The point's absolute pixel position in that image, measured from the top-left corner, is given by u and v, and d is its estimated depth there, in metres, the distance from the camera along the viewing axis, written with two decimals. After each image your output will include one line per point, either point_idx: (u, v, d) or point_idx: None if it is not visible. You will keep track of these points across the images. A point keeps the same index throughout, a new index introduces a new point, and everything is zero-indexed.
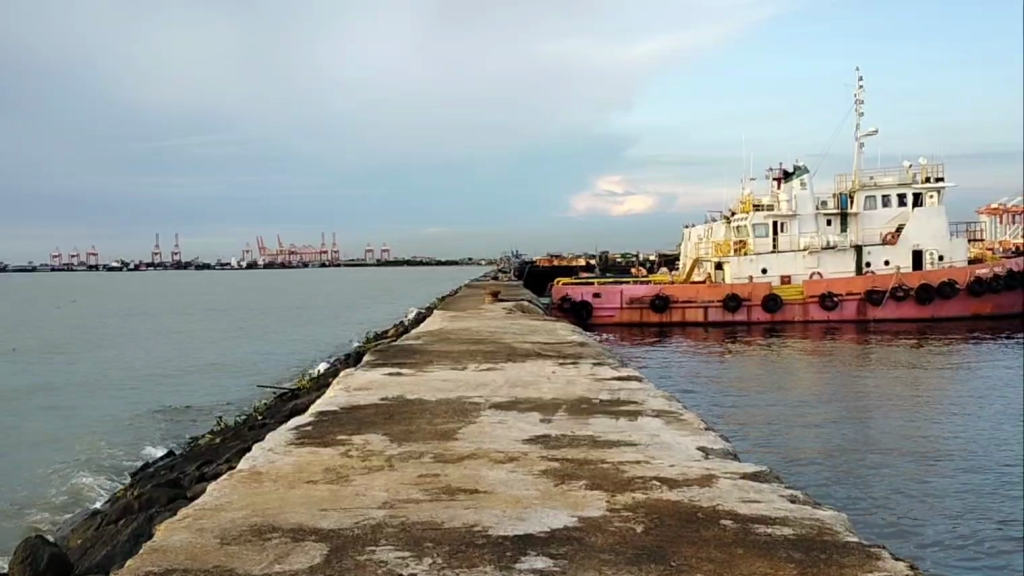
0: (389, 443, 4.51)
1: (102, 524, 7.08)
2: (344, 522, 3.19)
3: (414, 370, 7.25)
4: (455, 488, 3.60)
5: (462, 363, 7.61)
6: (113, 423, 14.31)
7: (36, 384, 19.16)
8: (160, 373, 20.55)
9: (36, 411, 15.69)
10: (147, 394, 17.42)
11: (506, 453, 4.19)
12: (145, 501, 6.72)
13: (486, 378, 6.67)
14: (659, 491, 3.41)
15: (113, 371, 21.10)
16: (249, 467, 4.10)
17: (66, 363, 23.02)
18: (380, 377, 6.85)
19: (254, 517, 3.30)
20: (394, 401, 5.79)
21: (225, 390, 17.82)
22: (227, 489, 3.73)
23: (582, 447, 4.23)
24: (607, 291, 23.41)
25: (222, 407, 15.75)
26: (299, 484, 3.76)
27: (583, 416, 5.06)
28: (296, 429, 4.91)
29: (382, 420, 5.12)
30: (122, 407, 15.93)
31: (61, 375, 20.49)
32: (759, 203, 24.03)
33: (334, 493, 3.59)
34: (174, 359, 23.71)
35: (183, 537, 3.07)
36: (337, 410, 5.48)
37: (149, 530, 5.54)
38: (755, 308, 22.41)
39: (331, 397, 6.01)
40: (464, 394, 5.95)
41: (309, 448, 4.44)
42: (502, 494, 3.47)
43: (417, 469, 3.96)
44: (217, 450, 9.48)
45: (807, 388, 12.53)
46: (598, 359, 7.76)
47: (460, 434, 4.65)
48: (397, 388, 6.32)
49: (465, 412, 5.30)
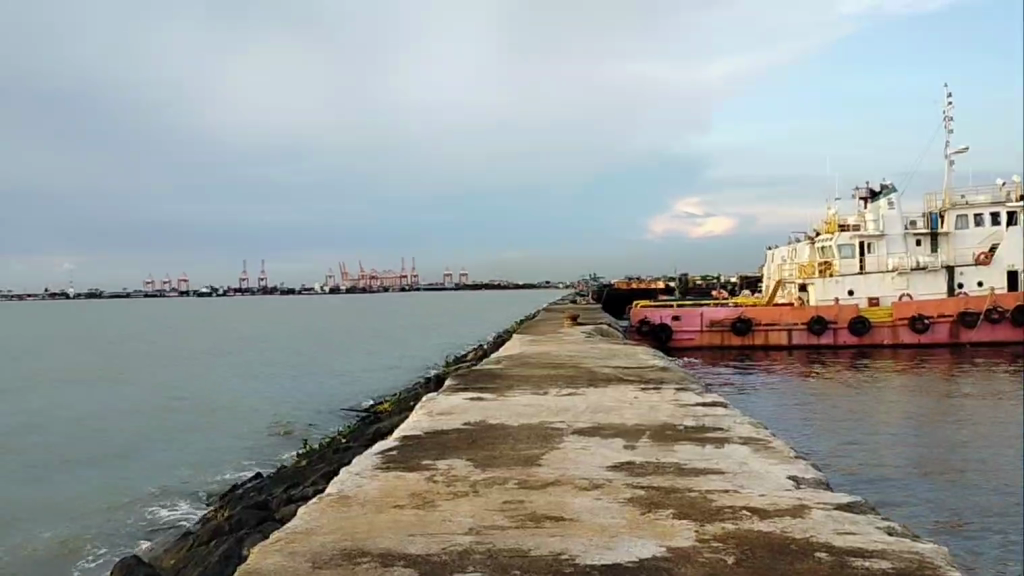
0: (473, 468, 4.53)
1: (195, 544, 7.27)
2: (431, 548, 3.22)
3: (495, 395, 7.27)
4: (540, 515, 3.59)
5: (543, 389, 7.60)
6: (200, 448, 14.59)
7: (133, 408, 19.95)
8: (246, 398, 20.96)
9: (131, 434, 16.21)
10: (235, 418, 17.78)
11: (591, 480, 4.16)
12: (236, 524, 6.92)
13: (567, 403, 6.65)
14: (749, 522, 3.35)
15: (200, 397, 21.60)
16: (337, 491, 4.17)
17: (158, 388, 23.74)
18: (463, 402, 6.90)
19: (344, 542, 3.35)
20: (475, 426, 5.82)
21: (308, 415, 18.09)
22: (316, 513, 3.79)
23: (667, 475, 4.18)
24: (687, 314, 23.08)
25: (305, 432, 15.95)
26: (386, 510, 3.80)
27: (668, 443, 4.99)
28: (380, 454, 4.97)
29: (464, 446, 5.14)
30: (211, 431, 16.30)
31: (151, 401, 21.05)
32: (845, 224, 23.52)
33: (420, 518, 3.62)
34: (259, 384, 24.17)
35: (275, 561, 3.13)
36: (421, 435, 5.54)
37: (239, 552, 5.72)
38: (841, 331, 21.84)
39: (415, 421, 6.08)
40: (545, 419, 5.95)
41: (395, 472, 4.50)
42: (588, 522, 3.45)
43: (502, 495, 3.97)
44: (303, 473, 9.66)
45: (899, 415, 12.11)
46: (682, 384, 7.64)
47: (544, 461, 4.65)
48: (479, 413, 6.35)
49: (547, 438, 5.28)
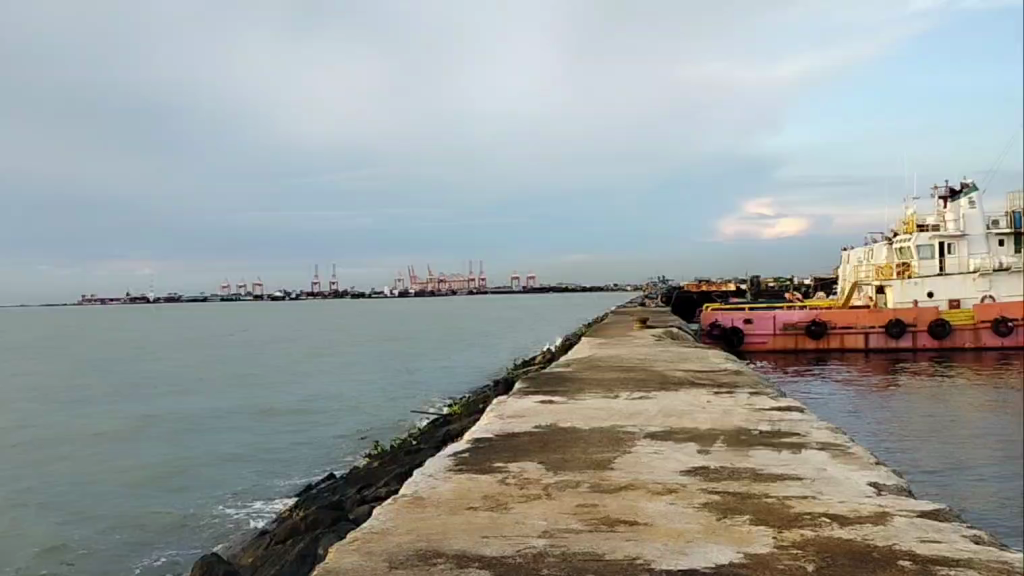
0: (545, 471, 4.54)
1: (272, 542, 7.44)
2: (506, 551, 3.24)
3: (565, 398, 7.26)
4: (614, 520, 3.58)
5: (613, 392, 7.56)
6: (275, 449, 14.88)
7: (210, 410, 20.46)
8: (319, 401, 21.29)
9: (208, 436, 16.62)
10: (308, 421, 18.09)
11: (665, 485, 4.13)
12: (311, 523, 7.07)
13: (638, 407, 6.61)
14: (829, 529, 3.28)
15: (274, 399, 22.02)
16: (412, 491, 4.23)
17: (234, 391, 24.29)
18: (533, 405, 6.91)
19: (419, 542, 3.39)
20: (546, 429, 5.83)
21: (379, 418, 18.31)
22: (392, 513, 3.85)
23: (743, 480, 4.13)
24: (759, 317, 22.68)
25: (377, 434, 16.15)
26: (459, 512, 3.83)
27: (743, 448, 4.92)
28: (453, 456, 5.01)
29: (536, 449, 5.15)
30: (286, 433, 16.61)
31: (227, 403, 21.53)
32: (924, 223, 22.87)
33: (494, 521, 3.64)
34: (331, 387, 24.53)
35: (353, 560, 3.19)
36: (493, 437, 5.58)
37: (315, 551, 5.85)
38: (921, 334, 21.23)
39: (486, 423, 6.12)
40: (617, 423, 5.92)
41: (467, 474, 4.53)
42: (663, 527, 3.43)
43: (575, 499, 3.96)
44: (375, 474, 9.79)
45: (982, 419, 11.75)
46: (755, 389, 7.51)
47: (616, 464, 4.63)
48: (550, 415, 6.35)
49: (621, 442, 5.26)
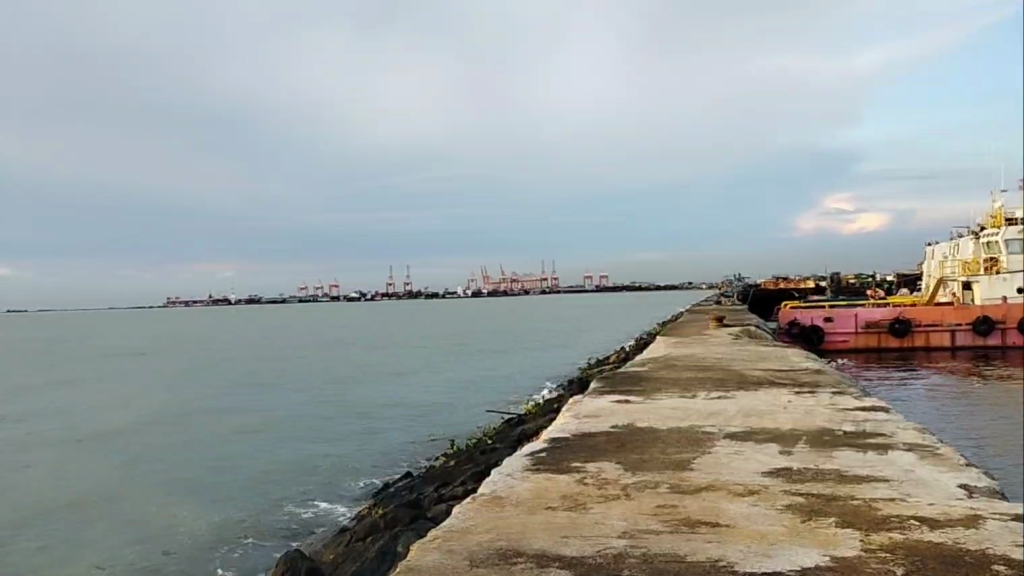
0: (623, 471, 4.51)
1: (352, 539, 7.57)
2: (586, 551, 3.23)
3: (642, 398, 7.21)
4: (695, 521, 3.55)
5: (691, 392, 7.47)
6: (353, 449, 15.12)
7: (290, 410, 20.89)
8: (395, 401, 21.53)
9: (289, 435, 16.98)
10: (385, 420, 18.32)
11: (746, 486, 4.07)
12: (390, 521, 7.18)
13: (717, 407, 6.52)
14: (918, 532, 3.20)
15: (351, 399, 22.35)
16: (490, 491, 4.25)
17: (312, 391, 24.74)
18: (609, 404, 6.88)
19: (499, 541, 3.41)
20: (623, 429, 5.79)
21: (455, 417, 18.44)
22: (472, 512, 3.88)
23: (827, 482, 4.05)
24: (840, 315, 22.13)
25: (453, 433, 16.28)
26: (538, 511, 3.84)
27: (826, 449, 4.82)
28: (530, 456, 5.02)
29: (614, 449, 5.13)
30: (364, 432, 16.86)
31: (306, 403, 21.94)
32: (1012, 217, 22.10)
33: (573, 521, 3.64)
34: (407, 387, 24.79)
35: (435, 558, 3.23)
36: (570, 437, 5.57)
37: (395, 549, 5.94)
38: (1010, 332, 20.67)
39: (563, 423, 6.12)
40: (695, 423, 5.86)
41: (545, 474, 4.54)
42: (745, 528, 3.39)
43: (655, 499, 3.94)
44: (451, 473, 9.88)
45: None
46: (838, 388, 7.34)
47: (696, 465, 4.58)
48: (627, 416, 6.32)
49: (699, 442, 5.21)
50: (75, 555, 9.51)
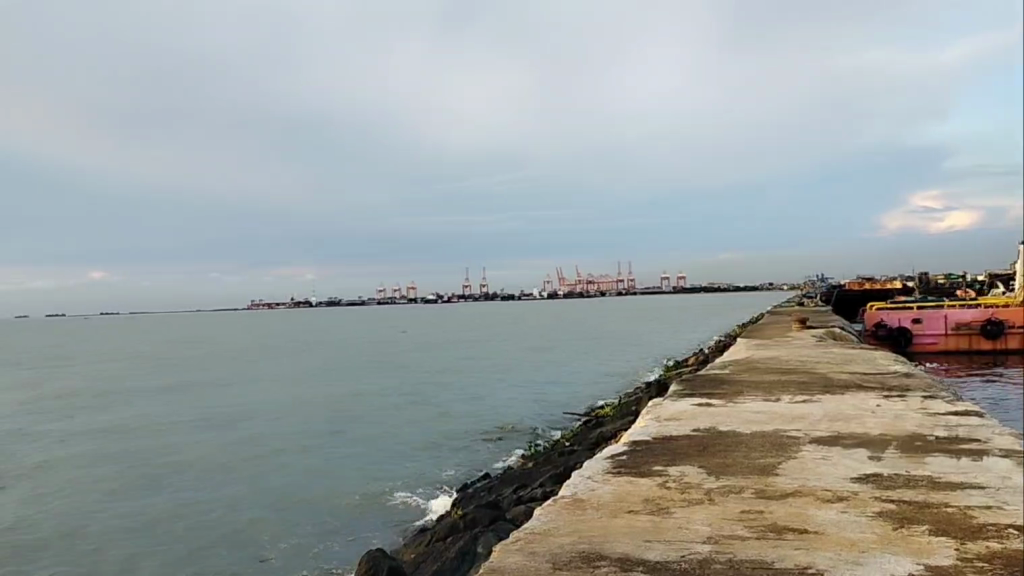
0: (706, 476, 4.45)
1: (432, 539, 7.66)
2: (669, 556, 3.20)
3: (724, 401, 7.10)
4: (782, 527, 3.48)
5: (774, 395, 7.34)
6: (432, 449, 15.28)
7: (370, 410, 21.21)
8: (474, 402, 21.65)
9: (371, 436, 17.25)
10: (465, 421, 18.46)
11: (834, 492, 3.98)
12: (469, 522, 7.24)
13: (802, 411, 6.39)
14: (1018, 543, 3.08)
15: (431, 400, 22.55)
16: (571, 494, 4.24)
17: (392, 392, 25.07)
18: (691, 407, 6.80)
19: (582, 544, 3.40)
20: (706, 432, 5.72)
21: (534, 418, 18.47)
22: (553, 514, 3.88)
23: (918, 489, 3.93)
24: (929, 316, 21.47)
25: (532, 434, 16.31)
26: (620, 515, 3.82)
27: (918, 454, 4.68)
28: (610, 459, 4.99)
29: (696, 452, 5.07)
30: (443, 433, 17.01)
31: (387, 404, 22.24)
32: None
33: (655, 525, 3.61)
34: (486, 388, 24.92)
35: (517, 560, 3.24)
36: (651, 440, 5.52)
37: (474, 549, 6.01)
38: None
39: (643, 426, 6.06)
40: (780, 427, 5.75)
41: (626, 477, 4.51)
42: (834, 535, 3.31)
43: (739, 505, 3.88)
44: (530, 475, 9.91)
45: None
46: (929, 391, 7.12)
47: (781, 470, 4.50)
48: (709, 419, 6.23)
49: (784, 446, 5.11)
50: (161, 554, 9.80)
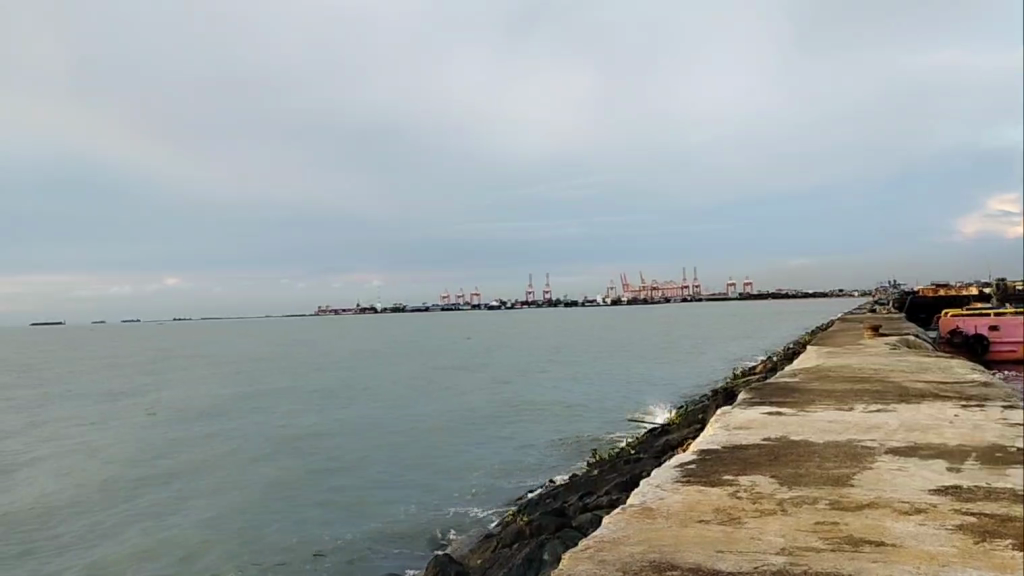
0: (778, 486, 4.38)
1: (498, 545, 7.67)
2: (743, 566, 3.16)
3: (795, 410, 6.97)
4: (858, 539, 3.41)
5: (847, 404, 7.19)
6: (497, 456, 15.31)
7: (436, 415, 21.36)
8: (537, 408, 21.62)
9: (436, 440, 17.35)
10: (529, 427, 18.45)
11: (912, 504, 3.88)
12: (535, 529, 7.24)
13: (876, 421, 6.24)
14: None
15: (496, 406, 22.60)
16: (641, 502, 4.21)
17: (455, 398, 25.21)
18: (761, 416, 6.70)
19: (653, 554, 3.38)
20: (777, 442, 5.63)
21: (598, 425, 18.37)
22: (623, 523, 3.86)
23: (1000, 502, 3.81)
24: (1007, 323, 20.77)
25: (597, 441, 16.22)
26: (691, 525, 3.78)
27: (999, 466, 4.54)
28: (679, 468, 4.95)
29: (767, 462, 4.99)
30: (508, 439, 17.03)
31: (451, 410, 22.36)
32: None
33: (728, 536, 3.56)
34: (551, 394, 24.86)
35: (589, 568, 3.23)
36: (720, 449, 5.45)
37: (540, 555, 6.01)
38: None
39: (712, 435, 5.99)
40: (853, 437, 5.63)
41: (696, 487, 4.46)
42: (913, 548, 3.23)
43: (813, 515, 3.81)
44: (596, 483, 9.86)
45: None
46: (1009, 401, 6.90)
47: (855, 481, 4.40)
48: (779, 428, 6.12)
49: (858, 457, 5.00)
50: (228, 555, 9.98)
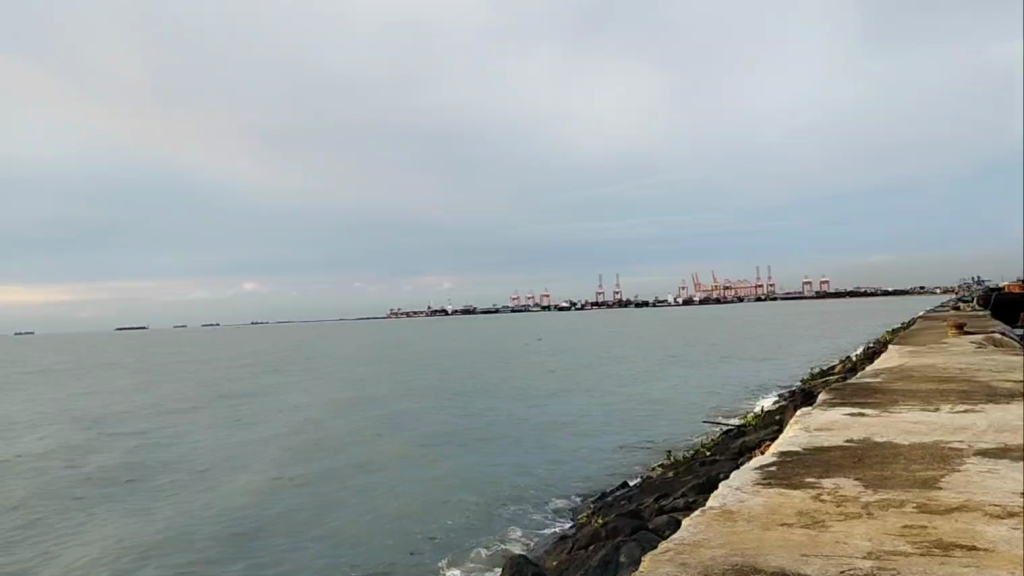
0: (863, 488, 4.29)
1: (574, 546, 7.68)
2: (829, 570, 3.10)
3: (878, 411, 6.80)
4: (949, 543, 3.32)
5: (933, 405, 6.98)
6: (569, 457, 15.28)
7: (508, 417, 21.42)
8: (610, 410, 21.48)
9: (507, 442, 17.39)
10: (601, 429, 18.36)
11: (1005, 508, 3.76)
12: (611, 530, 7.22)
13: (965, 422, 6.05)
14: None
15: (567, 407, 22.54)
16: (721, 505, 4.17)
17: (527, 400, 25.23)
18: (843, 417, 6.56)
19: (735, 557, 3.34)
20: (859, 443, 5.50)
21: (672, 427, 18.18)
22: (703, 526, 3.83)
23: None
24: None
25: (670, 443, 16.06)
26: (775, 527, 3.72)
27: None
28: (760, 470, 4.88)
29: (851, 464, 4.89)
30: (581, 440, 16.98)
31: (524, 411, 22.39)
32: None
33: (812, 539, 3.50)
34: (624, 396, 24.68)
35: (671, 570, 3.21)
36: (801, 451, 5.36)
37: (616, 557, 5.98)
38: None
39: (792, 437, 5.89)
40: (940, 439, 5.46)
41: (778, 489, 4.39)
42: (1007, 553, 3.13)
43: (900, 519, 3.72)
44: (671, 484, 9.77)
45: None
46: None
47: (944, 483, 4.29)
48: (862, 430, 5.99)
49: (946, 459, 4.86)
50: (303, 555, 10.15)
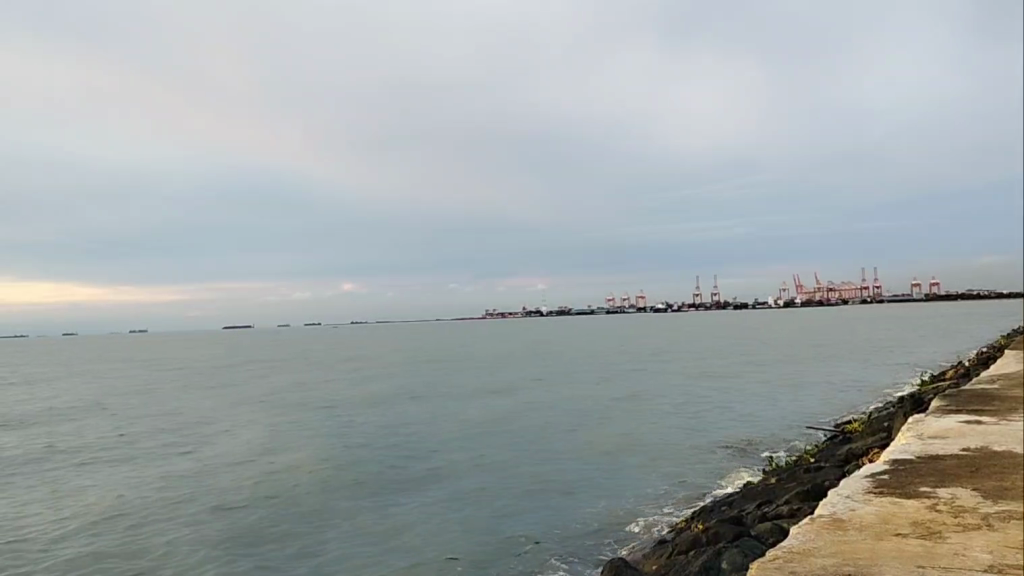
0: (981, 499, 4.13)
1: (674, 551, 7.59)
2: None
3: (996, 419, 6.52)
4: None
5: None
6: (669, 460, 15.10)
7: (606, 419, 21.29)
8: (710, 413, 21.13)
9: (604, 444, 17.28)
10: (701, 433, 18.08)
11: None
12: (713, 536, 7.11)
13: None
14: None
15: (666, 410, 22.25)
16: (830, 513, 4.07)
17: (625, 402, 25.04)
18: (958, 424, 6.31)
19: (846, 567, 3.26)
20: (976, 452, 5.29)
21: (775, 431, 17.75)
22: (813, 534, 3.75)
23: None
24: None
25: (772, 448, 15.68)
26: (887, 537, 3.62)
27: None
28: (871, 478, 4.74)
29: (968, 474, 4.70)
30: (681, 444, 16.75)
31: (622, 414, 22.20)
32: None
33: (929, 550, 3.39)
34: (724, 399, 24.22)
35: None
36: (914, 459, 5.18)
37: (717, 564, 5.89)
38: None
39: (903, 445, 5.70)
40: None
41: (890, 498, 4.27)
42: None
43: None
44: (774, 491, 9.56)
45: None
46: None
47: None
48: (979, 438, 5.75)
49: None
50: (394, 553, 10.25)
